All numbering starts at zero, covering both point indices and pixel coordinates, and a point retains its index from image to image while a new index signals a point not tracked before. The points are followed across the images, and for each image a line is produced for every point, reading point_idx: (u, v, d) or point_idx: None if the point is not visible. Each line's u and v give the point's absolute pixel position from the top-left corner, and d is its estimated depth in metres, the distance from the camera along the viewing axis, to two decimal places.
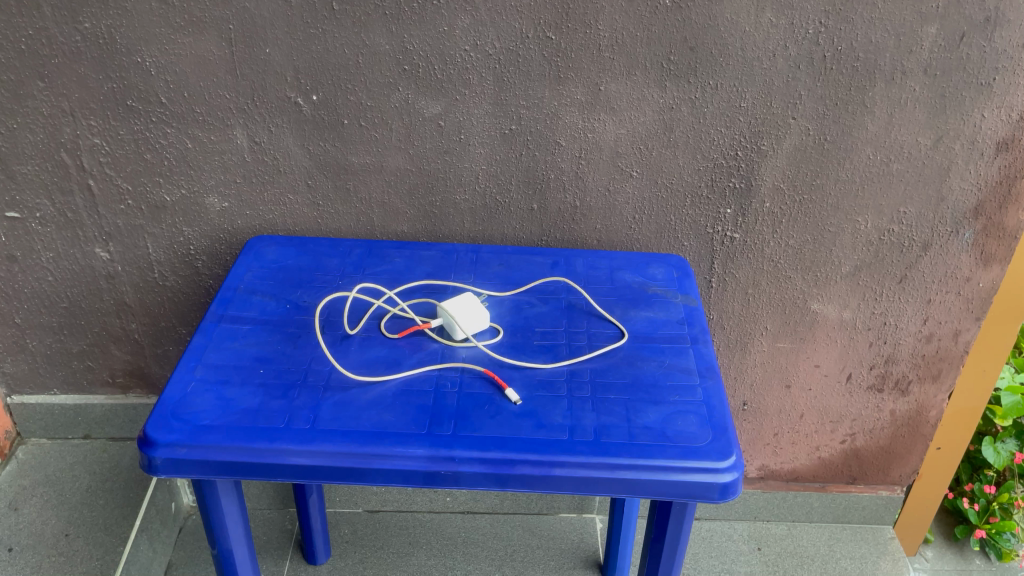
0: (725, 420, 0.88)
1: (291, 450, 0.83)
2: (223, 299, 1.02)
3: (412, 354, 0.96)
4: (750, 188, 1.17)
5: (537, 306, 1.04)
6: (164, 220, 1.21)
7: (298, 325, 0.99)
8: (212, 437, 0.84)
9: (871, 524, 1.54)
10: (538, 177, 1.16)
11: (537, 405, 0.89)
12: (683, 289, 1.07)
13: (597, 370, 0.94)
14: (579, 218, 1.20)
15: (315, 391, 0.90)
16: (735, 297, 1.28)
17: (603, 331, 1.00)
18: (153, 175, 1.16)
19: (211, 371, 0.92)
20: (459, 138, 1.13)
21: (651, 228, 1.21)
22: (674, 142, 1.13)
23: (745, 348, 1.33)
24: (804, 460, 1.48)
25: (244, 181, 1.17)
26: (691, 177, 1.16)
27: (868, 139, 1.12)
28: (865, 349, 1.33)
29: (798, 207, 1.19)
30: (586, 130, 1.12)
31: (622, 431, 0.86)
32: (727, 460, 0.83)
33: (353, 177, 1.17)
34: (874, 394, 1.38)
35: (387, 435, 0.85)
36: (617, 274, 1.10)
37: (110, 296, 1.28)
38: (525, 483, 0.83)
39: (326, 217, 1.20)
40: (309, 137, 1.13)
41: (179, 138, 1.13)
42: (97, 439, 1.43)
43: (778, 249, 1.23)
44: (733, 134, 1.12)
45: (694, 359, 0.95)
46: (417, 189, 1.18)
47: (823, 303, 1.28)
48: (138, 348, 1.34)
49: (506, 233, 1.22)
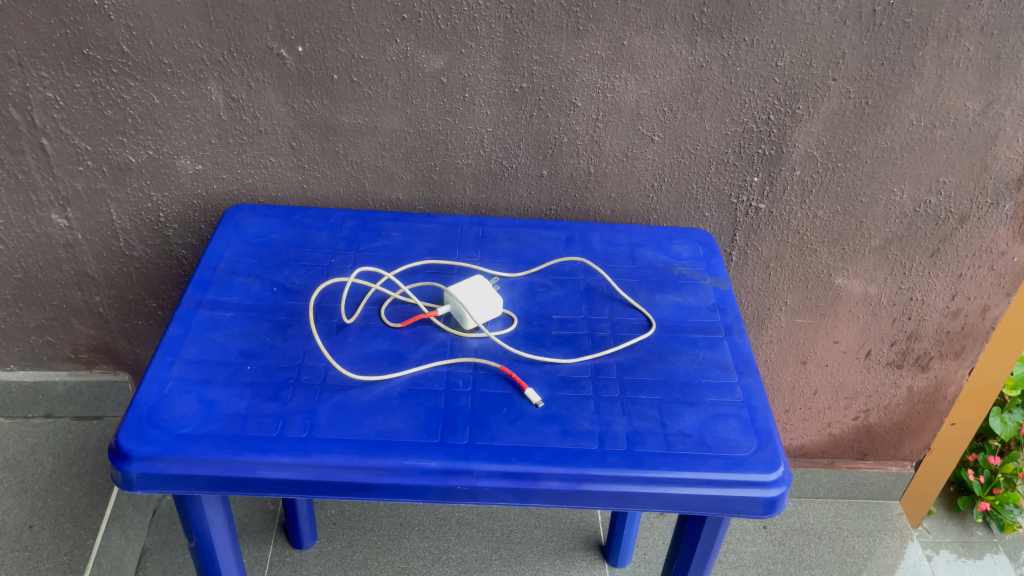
0: (770, 425, 0.79)
1: (286, 464, 0.73)
2: (201, 281, 0.91)
3: (417, 347, 0.85)
4: (781, 156, 1.07)
5: (553, 289, 0.94)
6: (129, 183, 1.08)
7: (288, 312, 0.88)
8: (196, 449, 0.73)
9: (878, 499, 1.49)
10: (549, 140, 1.05)
11: (560, 408, 0.79)
12: (712, 270, 0.97)
13: (625, 366, 0.84)
14: (592, 185, 1.09)
15: (310, 391, 0.79)
16: (756, 272, 1.19)
17: (627, 319, 0.90)
18: (116, 134, 1.03)
19: (191, 369, 0.81)
20: (463, 97, 1.01)
21: (672, 196, 1.11)
22: (701, 104, 1.02)
23: (762, 323, 1.25)
24: (814, 436, 1.42)
25: (220, 142, 1.04)
26: (717, 143, 1.05)
27: (913, 103, 1.02)
28: (888, 324, 1.25)
29: (831, 176, 1.09)
30: (605, 90, 1.01)
31: (658, 439, 0.77)
32: (775, 473, 0.75)
33: (343, 138, 1.04)
34: (893, 370, 1.31)
35: (396, 445, 0.75)
36: (638, 251, 1.00)
37: (70, 267, 1.16)
38: (551, 498, 0.75)
39: (312, 182, 1.08)
40: (293, 94, 1.00)
41: (144, 93, 0.99)
42: (59, 418, 1.31)
43: (806, 221, 1.13)
44: (767, 96, 1.01)
45: (730, 353, 0.86)
46: (415, 152, 1.06)
47: (848, 278, 1.20)
48: (103, 322, 1.22)
49: (513, 202, 1.11)
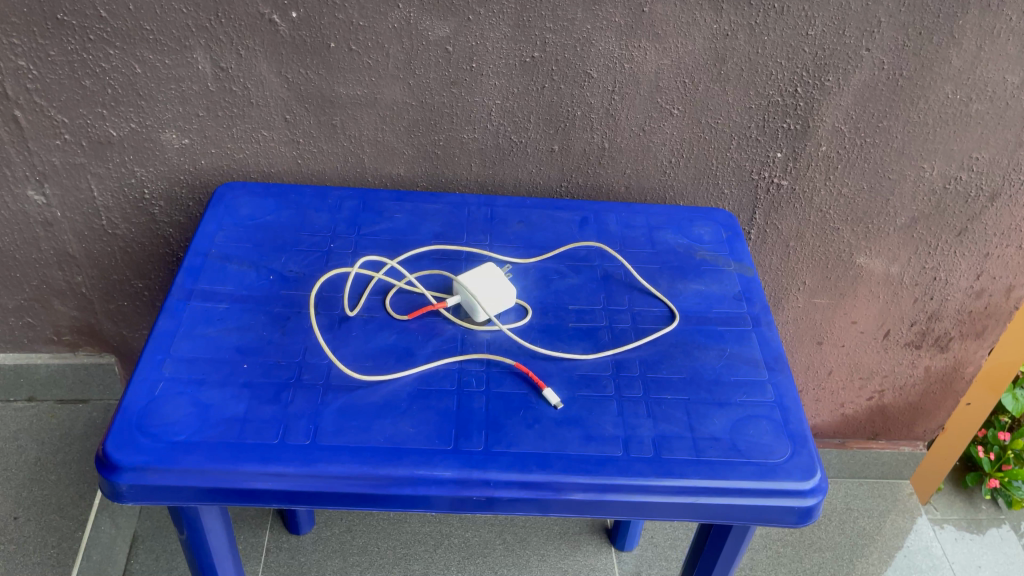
0: (804, 428, 0.74)
1: (288, 474, 0.68)
2: (190, 269, 0.84)
3: (426, 342, 0.80)
4: (806, 130, 1.00)
5: (568, 277, 0.88)
6: (111, 158, 1.00)
7: (286, 304, 0.82)
8: (191, 458, 0.68)
9: (887, 479, 1.45)
10: (561, 114, 0.98)
11: (581, 410, 0.74)
12: (735, 254, 0.92)
13: (648, 362, 0.79)
14: (606, 161, 1.03)
15: (313, 392, 0.74)
16: (775, 250, 1.13)
17: (649, 310, 0.85)
18: (95, 105, 0.96)
19: (183, 368, 0.75)
20: (470, 67, 0.94)
21: (690, 172, 1.04)
22: (724, 76, 0.95)
23: (778, 304, 1.20)
24: (826, 417, 1.38)
25: (208, 114, 0.97)
26: (739, 117, 0.99)
27: (949, 75, 0.95)
28: (909, 305, 1.20)
29: (858, 151, 1.03)
30: (622, 59, 0.93)
31: (686, 444, 0.72)
32: (812, 481, 0.70)
33: (340, 111, 0.97)
34: (911, 351, 1.26)
35: (406, 453, 0.70)
36: (657, 234, 0.94)
37: (50, 246, 1.09)
38: (573, 508, 0.70)
39: (307, 157, 1.01)
40: (287, 63, 0.93)
41: (125, 61, 0.92)
42: (42, 403, 1.24)
43: (829, 198, 1.07)
44: (795, 67, 0.95)
45: (759, 347, 0.81)
46: (417, 126, 0.99)
47: (870, 257, 1.14)
48: (87, 303, 1.16)
49: (521, 177, 1.04)
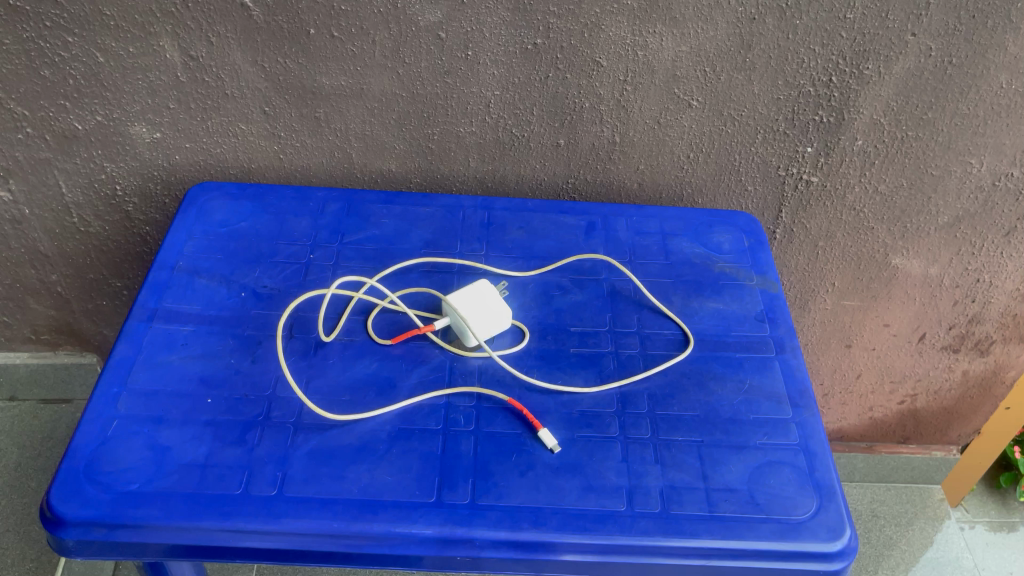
0: (832, 477, 0.66)
1: (250, 531, 0.61)
2: (155, 285, 0.77)
3: (411, 371, 0.72)
4: (841, 123, 0.90)
5: (571, 293, 0.79)
6: (78, 152, 0.92)
7: (258, 326, 0.74)
8: (143, 511, 0.61)
9: (917, 483, 1.37)
10: (567, 105, 0.89)
11: (580, 455, 0.66)
12: (758, 266, 0.83)
13: (657, 396, 0.71)
14: (617, 156, 0.94)
15: (282, 433, 0.66)
16: (802, 251, 1.04)
17: (660, 333, 0.76)
18: (56, 97, 0.87)
19: (141, 403, 0.68)
20: (465, 55, 0.84)
21: (709, 168, 0.95)
22: (749, 64, 0.85)
23: (805, 306, 1.11)
24: (852, 420, 1.31)
25: (180, 107, 0.89)
26: (766, 108, 0.89)
27: (1004, 63, 0.84)
28: (948, 308, 1.11)
29: (898, 146, 0.92)
30: (635, 46, 0.84)
31: (699, 496, 0.64)
32: (839, 542, 0.62)
33: (323, 102, 0.88)
34: (948, 354, 1.17)
35: (383, 506, 0.62)
36: (672, 241, 0.85)
37: (20, 244, 1.02)
38: (569, 568, 0.62)
39: (290, 152, 0.93)
40: (262, 51, 0.84)
41: (86, 49, 0.83)
42: (24, 402, 1.20)
43: (864, 196, 0.97)
44: (830, 54, 0.84)
45: (783, 379, 0.73)
46: (409, 119, 0.90)
47: (907, 258, 1.05)
48: (64, 302, 1.09)
49: (524, 174, 0.95)
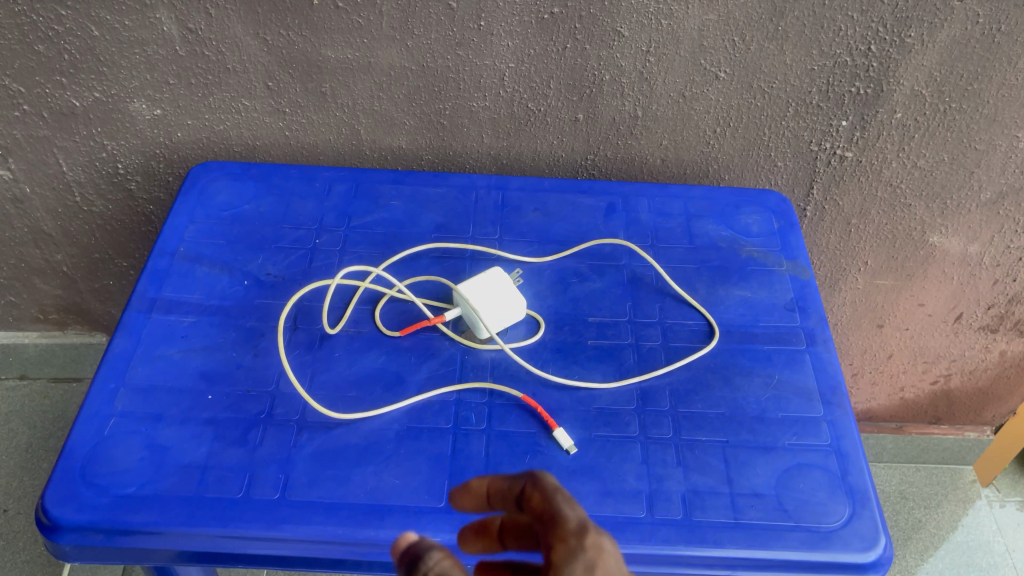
0: (865, 482, 0.62)
1: (252, 537, 0.58)
2: (155, 273, 0.73)
3: (420, 366, 0.68)
4: (879, 95, 0.84)
5: (589, 281, 0.75)
6: (77, 130, 0.89)
7: (260, 317, 0.71)
8: (141, 516, 0.58)
9: (948, 464, 1.33)
10: (587, 78, 0.84)
11: (597, 456, 0.63)
12: (788, 250, 0.79)
13: (680, 392, 0.67)
14: (639, 131, 0.89)
15: (285, 432, 0.63)
16: (833, 229, 0.99)
17: (684, 324, 0.72)
18: (52, 73, 0.83)
19: (139, 400, 0.65)
20: (478, 26, 0.79)
21: (737, 143, 0.90)
22: (782, 32, 0.79)
23: (835, 286, 1.07)
24: (882, 400, 1.27)
25: (180, 82, 0.84)
26: (799, 80, 0.83)
27: None
28: (987, 287, 1.05)
29: (940, 119, 0.86)
30: (658, 15, 0.78)
31: (723, 502, 0.60)
32: (874, 553, 0.59)
33: (329, 77, 0.84)
34: (985, 335, 1.12)
35: (390, 511, 0.59)
36: (696, 223, 0.81)
37: (22, 223, 0.99)
38: None
39: (296, 128, 0.89)
40: (264, 23, 0.79)
41: (80, 23, 0.79)
42: (35, 380, 1.20)
43: (901, 171, 0.92)
44: (869, 21, 0.78)
45: (814, 373, 0.69)
46: (419, 93, 0.85)
47: (946, 236, 0.99)
48: (70, 282, 1.07)
49: (541, 150, 0.91)
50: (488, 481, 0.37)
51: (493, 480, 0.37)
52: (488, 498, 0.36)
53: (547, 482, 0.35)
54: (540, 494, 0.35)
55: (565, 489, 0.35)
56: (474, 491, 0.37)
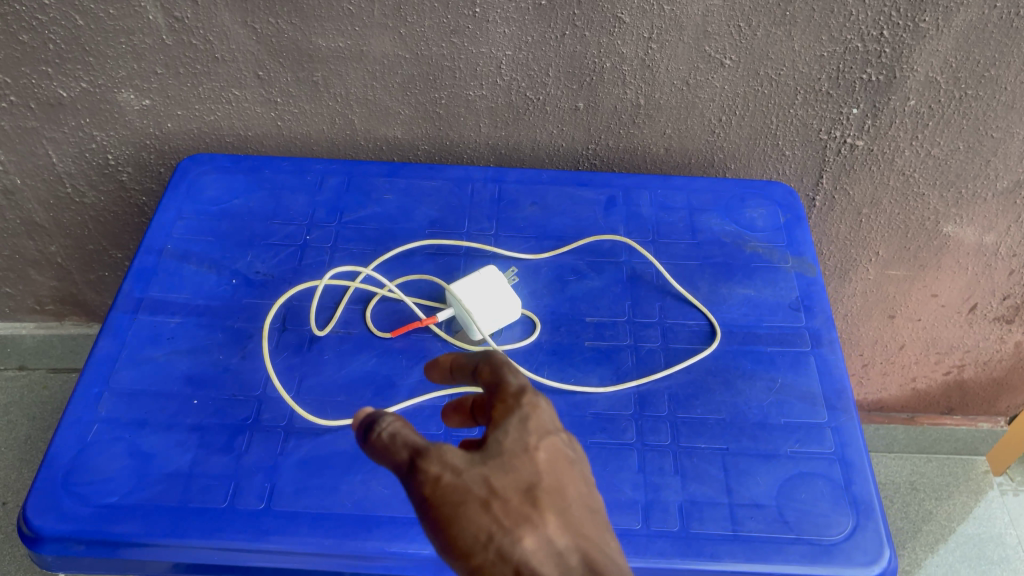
0: (869, 491, 0.60)
1: (237, 549, 0.57)
2: (141, 271, 0.72)
3: (411, 368, 0.66)
4: (892, 82, 0.81)
5: (587, 279, 0.73)
6: (65, 121, 0.87)
7: (248, 317, 0.69)
8: (123, 527, 0.57)
9: (961, 455, 1.30)
10: (587, 65, 0.81)
11: (592, 464, 0.61)
12: (794, 246, 0.76)
13: (679, 396, 0.65)
14: (641, 120, 0.86)
15: (271, 439, 0.62)
16: (844, 219, 0.96)
17: (684, 324, 0.70)
18: (37, 63, 0.81)
19: (123, 405, 0.63)
20: (472, 13, 0.76)
21: (744, 131, 0.87)
22: (790, 17, 0.76)
23: (845, 277, 1.04)
24: (893, 391, 1.24)
25: (168, 72, 0.82)
26: (808, 67, 0.80)
27: None
28: (1003, 277, 1.02)
29: (955, 106, 0.82)
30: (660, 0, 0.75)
31: (722, 514, 0.58)
32: (877, 566, 0.57)
33: (321, 66, 0.81)
34: (1000, 326, 1.09)
35: (378, 522, 0.58)
36: (700, 217, 0.78)
37: (14, 215, 0.97)
38: None
39: (288, 119, 0.87)
40: (252, 11, 0.76)
41: (63, 12, 0.76)
42: (34, 370, 1.20)
43: (914, 160, 0.88)
44: (882, 5, 0.74)
45: (819, 377, 0.66)
46: (413, 82, 0.83)
47: (960, 226, 0.96)
48: (66, 273, 1.06)
49: (540, 139, 0.88)
50: (452, 357, 0.45)
51: (456, 356, 0.45)
52: (452, 371, 0.45)
53: (496, 358, 0.44)
54: (490, 368, 0.43)
55: (510, 362, 0.44)
56: (440, 365, 0.45)
